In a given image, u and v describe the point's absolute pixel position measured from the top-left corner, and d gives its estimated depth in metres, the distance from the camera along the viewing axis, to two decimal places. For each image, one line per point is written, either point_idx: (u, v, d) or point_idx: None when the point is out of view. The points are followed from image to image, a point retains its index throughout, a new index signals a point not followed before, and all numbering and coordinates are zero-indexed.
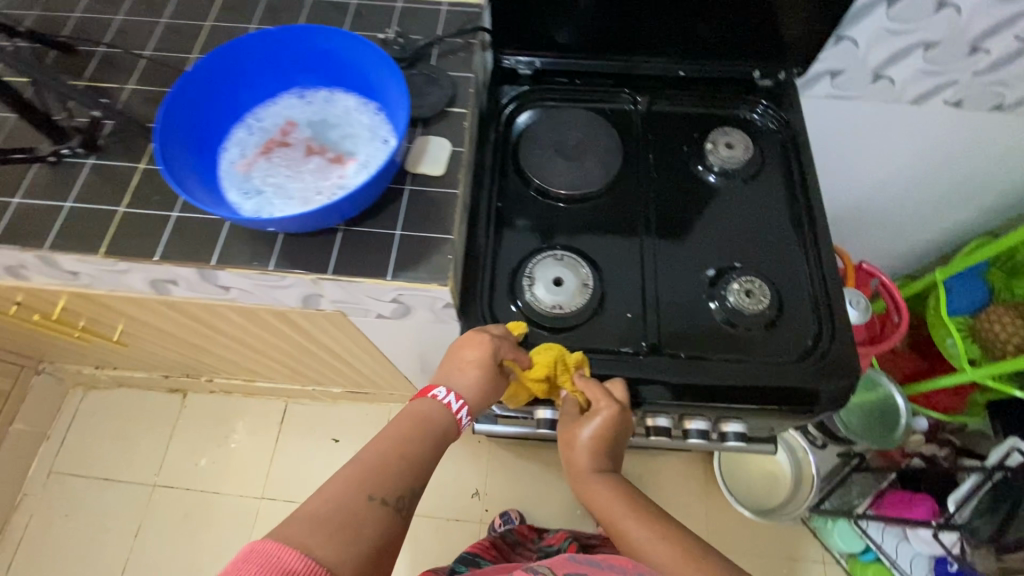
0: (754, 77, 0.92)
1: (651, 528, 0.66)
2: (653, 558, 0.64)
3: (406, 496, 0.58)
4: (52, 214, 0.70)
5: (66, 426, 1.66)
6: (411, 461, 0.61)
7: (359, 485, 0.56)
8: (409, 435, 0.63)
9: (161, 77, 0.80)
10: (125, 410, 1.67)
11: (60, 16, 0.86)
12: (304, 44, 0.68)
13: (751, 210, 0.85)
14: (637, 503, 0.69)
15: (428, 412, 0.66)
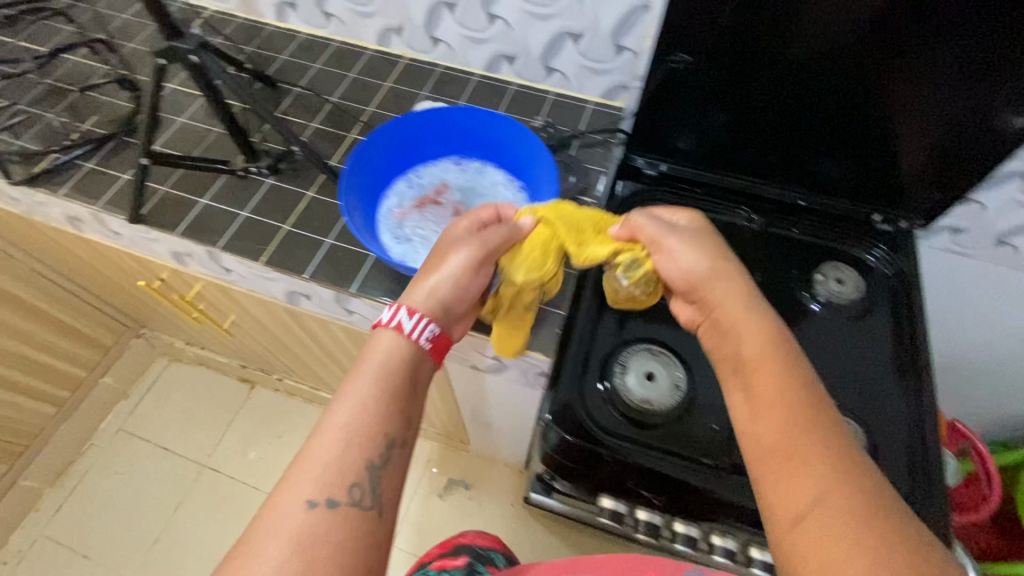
0: (873, 219, 0.94)
1: (801, 406, 0.49)
2: (797, 450, 0.47)
3: (361, 487, 0.50)
4: (229, 219, 0.81)
5: (144, 389, 1.79)
6: (359, 438, 0.52)
7: (296, 493, 0.49)
8: (352, 409, 0.53)
9: (340, 122, 0.93)
10: (197, 388, 1.79)
11: (269, 56, 1.02)
12: (477, 124, 0.78)
13: (854, 348, 0.86)
14: (803, 376, 0.52)
15: (380, 360, 0.57)
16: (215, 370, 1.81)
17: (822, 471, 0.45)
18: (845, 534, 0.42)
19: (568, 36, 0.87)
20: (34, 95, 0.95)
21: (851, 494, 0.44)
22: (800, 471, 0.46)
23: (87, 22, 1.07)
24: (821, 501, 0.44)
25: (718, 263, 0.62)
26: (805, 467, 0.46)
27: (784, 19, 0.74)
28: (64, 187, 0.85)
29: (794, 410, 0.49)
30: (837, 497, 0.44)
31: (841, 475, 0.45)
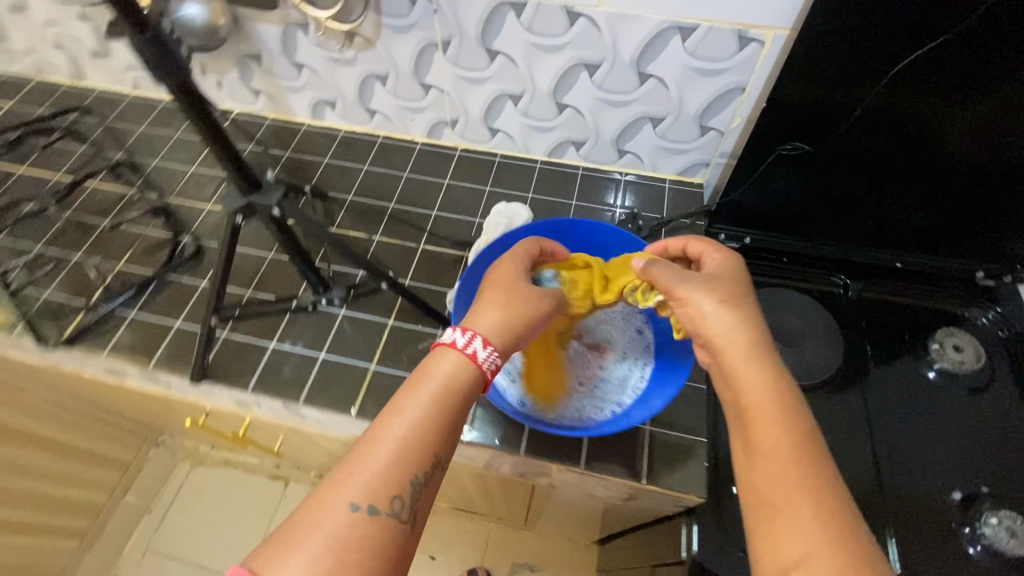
0: (976, 276, 0.89)
1: (807, 461, 0.45)
2: (796, 510, 0.43)
3: (401, 500, 0.44)
4: (308, 365, 0.72)
5: (169, 501, 1.50)
6: (405, 449, 0.45)
7: (340, 491, 0.43)
8: (399, 418, 0.47)
9: (404, 232, 0.85)
10: (225, 494, 1.50)
11: (310, 160, 0.94)
12: (611, 247, 0.75)
13: (987, 422, 0.81)
14: (801, 423, 0.47)
15: (439, 381, 0.49)
16: (247, 469, 1.53)
17: (823, 530, 0.41)
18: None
19: (647, 120, 0.81)
20: (57, 235, 0.86)
21: (839, 546, 0.40)
22: (791, 531, 0.42)
23: (99, 138, 0.97)
24: (808, 558, 0.40)
25: (737, 296, 0.54)
26: (800, 526, 0.42)
27: (923, 110, 0.68)
28: (109, 344, 0.76)
29: (808, 462, 0.45)
30: (825, 556, 0.40)
31: (830, 531, 0.41)
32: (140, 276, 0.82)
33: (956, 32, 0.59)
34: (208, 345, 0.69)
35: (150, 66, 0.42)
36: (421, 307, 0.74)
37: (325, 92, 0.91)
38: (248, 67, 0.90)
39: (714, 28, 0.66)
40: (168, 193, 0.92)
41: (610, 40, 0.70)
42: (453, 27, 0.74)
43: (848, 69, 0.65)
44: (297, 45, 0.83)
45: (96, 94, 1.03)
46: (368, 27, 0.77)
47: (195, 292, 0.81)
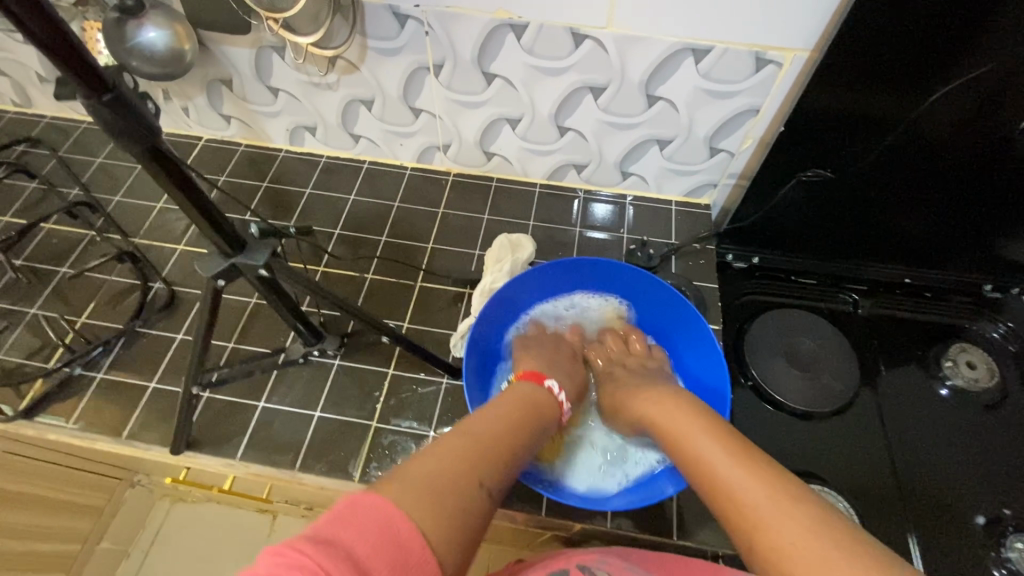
0: (984, 289, 0.88)
1: (739, 456, 0.45)
2: (750, 501, 0.42)
3: (491, 489, 0.42)
4: (302, 425, 0.66)
5: (149, 547, 1.15)
6: (497, 450, 0.45)
7: (440, 463, 0.40)
8: (485, 424, 0.47)
9: (398, 269, 0.79)
10: (208, 543, 1.15)
11: (290, 191, 0.87)
12: (629, 285, 0.70)
13: (1004, 442, 0.80)
14: (724, 430, 0.48)
15: (521, 411, 0.52)
16: (225, 504, 1.18)
17: (779, 510, 0.40)
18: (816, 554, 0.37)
19: (654, 142, 0.77)
20: (6, 287, 0.77)
21: (795, 513, 0.40)
22: (765, 521, 0.40)
23: (51, 172, 0.89)
24: (782, 547, 0.39)
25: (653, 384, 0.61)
26: (761, 519, 0.40)
27: (945, 138, 0.68)
28: (76, 410, 0.69)
29: (744, 459, 0.45)
30: (796, 532, 0.39)
31: (791, 504, 0.40)
32: (107, 330, 0.74)
33: (985, 64, 0.59)
34: (190, 411, 0.62)
35: (113, 132, 0.36)
36: (423, 358, 0.66)
37: (304, 117, 0.84)
38: (217, 92, 0.82)
39: (729, 48, 0.63)
40: (132, 233, 0.84)
41: (619, 63, 0.67)
42: (447, 50, 0.69)
43: (878, 95, 0.64)
44: (272, 69, 0.76)
45: (48, 121, 0.95)
46: (352, 51, 0.71)
47: (170, 345, 0.74)
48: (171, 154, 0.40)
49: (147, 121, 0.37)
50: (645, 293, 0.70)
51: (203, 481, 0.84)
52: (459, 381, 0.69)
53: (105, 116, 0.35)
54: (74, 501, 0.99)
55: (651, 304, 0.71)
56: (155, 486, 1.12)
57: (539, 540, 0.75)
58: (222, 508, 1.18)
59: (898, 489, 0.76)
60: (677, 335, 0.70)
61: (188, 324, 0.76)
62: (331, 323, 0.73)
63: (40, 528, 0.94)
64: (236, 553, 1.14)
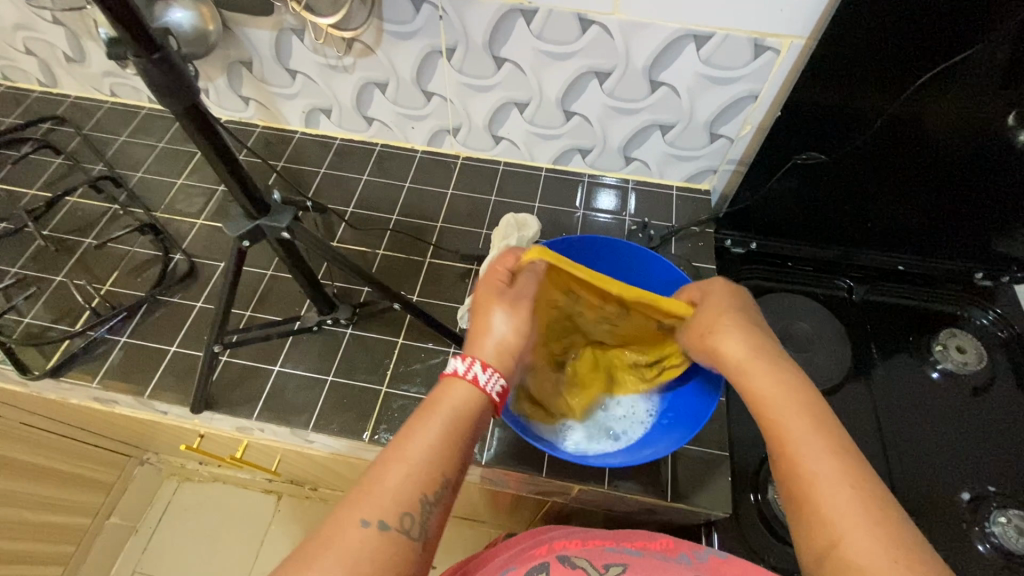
0: (975, 277, 0.91)
1: (824, 439, 0.43)
2: (824, 489, 0.41)
3: (412, 518, 0.41)
4: (315, 389, 0.69)
5: (158, 522, 1.18)
6: (419, 472, 0.42)
7: (348, 509, 0.40)
8: (403, 442, 0.44)
9: (408, 246, 0.82)
10: (216, 518, 1.18)
11: (304, 170, 0.90)
12: (631, 264, 0.73)
13: (991, 423, 0.83)
14: (810, 403, 0.46)
15: (453, 409, 0.46)
16: (232, 482, 1.21)
17: (851, 505, 0.40)
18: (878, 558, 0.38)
19: (657, 127, 0.80)
20: (33, 256, 0.80)
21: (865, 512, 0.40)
22: (829, 507, 0.41)
23: (75, 149, 0.92)
24: (842, 540, 0.39)
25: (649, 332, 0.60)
26: (826, 506, 0.41)
27: (936, 126, 0.71)
28: (99, 371, 0.72)
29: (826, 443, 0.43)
30: (860, 528, 0.39)
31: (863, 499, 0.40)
32: (128, 297, 0.78)
33: (974, 51, 0.62)
34: (210, 371, 0.65)
35: (158, 89, 0.39)
36: (431, 326, 0.69)
37: (320, 100, 0.87)
38: (237, 73, 0.86)
39: (730, 35, 0.66)
40: (153, 208, 0.87)
41: (624, 47, 0.70)
42: (460, 34, 0.72)
43: (871, 83, 0.67)
44: (291, 51, 0.79)
45: (72, 101, 0.99)
46: (370, 33, 0.74)
47: (189, 313, 0.77)
48: (207, 114, 0.43)
49: (188, 81, 0.40)
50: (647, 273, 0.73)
51: (215, 450, 0.87)
52: (466, 350, 0.72)
53: (152, 74, 0.38)
54: (89, 470, 1.02)
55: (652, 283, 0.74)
56: (165, 462, 1.15)
57: (539, 508, 0.77)
58: (230, 485, 1.21)
59: (886, 467, 0.79)
60: None
61: (206, 294, 0.79)
62: (343, 295, 0.76)
63: (57, 494, 0.97)
64: (241, 529, 1.17)
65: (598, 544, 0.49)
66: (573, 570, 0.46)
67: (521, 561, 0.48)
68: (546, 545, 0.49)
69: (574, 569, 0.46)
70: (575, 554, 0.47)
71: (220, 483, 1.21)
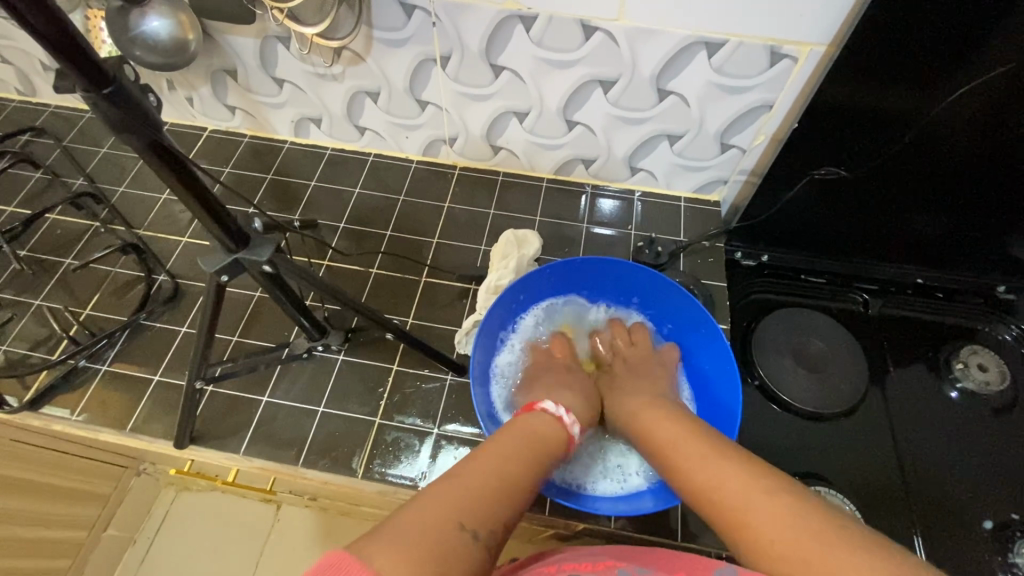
0: (997, 290, 0.86)
1: (724, 457, 0.45)
2: (742, 505, 0.41)
3: (495, 537, 0.39)
4: (305, 420, 0.66)
5: (152, 538, 1.14)
6: (507, 490, 0.42)
7: (447, 506, 0.38)
8: (500, 454, 0.45)
9: (402, 264, 0.79)
10: (213, 534, 1.15)
11: (294, 183, 0.86)
12: (641, 288, 0.69)
13: (1014, 445, 0.79)
14: (718, 444, 0.47)
15: (522, 442, 0.48)
16: (228, 498, 1.18)
17: (766, 506, 0.40)
18: (806, 539, 0.37)
19: (664, 137, 0.76)
20: (13, 277, 0.77)
21: (799, 523, 0.38)
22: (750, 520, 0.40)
23: (56, 162, 0.88)
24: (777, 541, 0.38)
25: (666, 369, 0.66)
26: (753, 523, 0.40)
27: (964, 136, 0.66)
28: (81, 401, 0.69)
29: (734, 461, 0.45)
30: (777, 519, 0.39)
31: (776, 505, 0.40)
32: (111, 321, 0.74)
33: (1014, 56, 0.57)
34: (194, 405, 0.62)
35: (114, 125, 0.36)
36: (426, 355, 0.66)
37: (309, 109, 0.83)
38: (221, 83, 0.81)
39: (743, 42, 0.62)
40: (136, 224, 0.84)
41: (630, 56, 0.65)
42: (455, 41, 0.68)
43: (897, 91, 0.62)
44: (277, 59, 0.75)
45: (52, 110, 0.94)
46: (359, 41, 0.70)
47: (174, 338, 0.73)
48: (174, 148, 0.39)
49: (149, 115, 0.37)
50: (656, 297, 0.69)
51: (206, 474, 0.84)
52: (464, 377, 0.68)
53: (107, 110, 0.35)
54: (80, 491, 0.99)
55: (663, 310, 0.70)
56: (161, 476, 1.12)
57: (541, 540, 0.74)
58: (225, 502, 1.18)
59: (905, 494, 0.76)
60: (687, 342, 0.69)
61: (192, 317, 0.75)
62: (335, 318, 0.73)
63: (49, 519, 0.94)
64: (240, 543, 1.14)
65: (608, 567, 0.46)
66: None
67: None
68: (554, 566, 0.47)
69: None
70: None
71: (218, 495, 1.18)
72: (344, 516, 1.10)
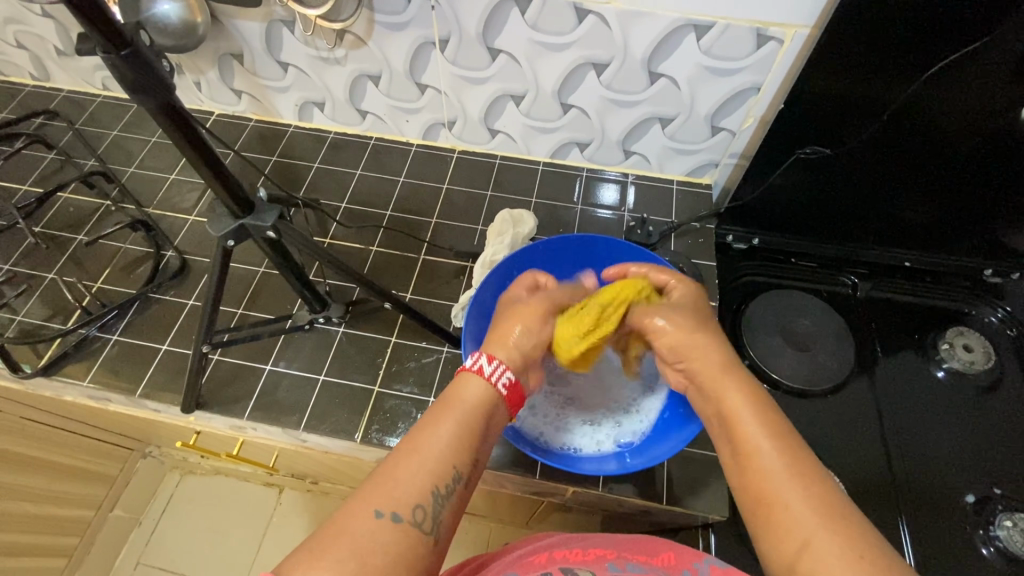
0: (984, 274, 0.88)
1: (781, 441, 0.45)
2: (786, 500, 0.42)
3: (424, 510, 0.41)
4: (307, 388, 0.69)
5: (159, 515, 1.18)
6: (434, 462, 0.43)
7: (360, 501, 0.40)
8: (444, 431, 0.45)
9: (402, 242, 0.81)
10: (218, 512, 1.18)
11: (298, 165, 0.89)
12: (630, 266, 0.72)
13: (997, 421, 0.81)
14: (782, 426, 0.46)
15: (470, 413, 0.47)
16: (232, 477, 1.21)
17: (814, 510, 0.40)
18: (840, 558, 0.38)
19: (656, 120, 0.78)
20: (27, 253, 0.80)
21: (844, 539, 0.39)
22: (787, 514, 0.41)
23: (68, 144, 0.91)
24: (811, 541, 0.39)
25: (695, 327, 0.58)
26: (792, 515, 0.41)
27: (947, 116, 0.68)
28: (91, 370, 0.71)
29: (788, 446, 0.44)
30: (816, 522, 0.40)
31: (820, 505, 0.41)
32: (120, 294, 0.77)
33: (989, 35, 0.59)
34: (200, 371, 0.64)
35: (130, 87, 0.38)
36: (423, 326, 0.68)
37: (312, 93, 0.85)
38: (228, 67, 0.84)
39: (731, 24, 0.64)
40: (146, 203, 0.87)
41: (622, 38, 0.67)
42: (452, 24, 0.70)
43: (878, 73, 0.64)
44: (282, 43, 0.77)
45: (64, 95, 0.98)
46: (360, 25, 0.72)
47: (181, 310, 0.76)
48: (184, 112, 0.42)
49: (161, 78, 0.39)
50: None
51: (212, 447, 0.87)
52: (459, 349, 0.71)
53: (123, 71, 0.37)
54: (89, 468, 1.01)
55: None
56: (167, 457, 1.15)
57: (534, 509, 0.77)
58: (230, 482, 1.21)
59: (889, 468, 0.78)
60: None
61: (198, 291, 0.78)
62: (336, 293, 0.76)
63: (59, 491, 0.97)
64: (245, 521, 1.17)
65: (600, 557, 0.46)
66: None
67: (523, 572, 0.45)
68: (544, 554, 0.47)
69: None
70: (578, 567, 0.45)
71: (221, 478, 1.21)
72: (346, 494, 1.13)
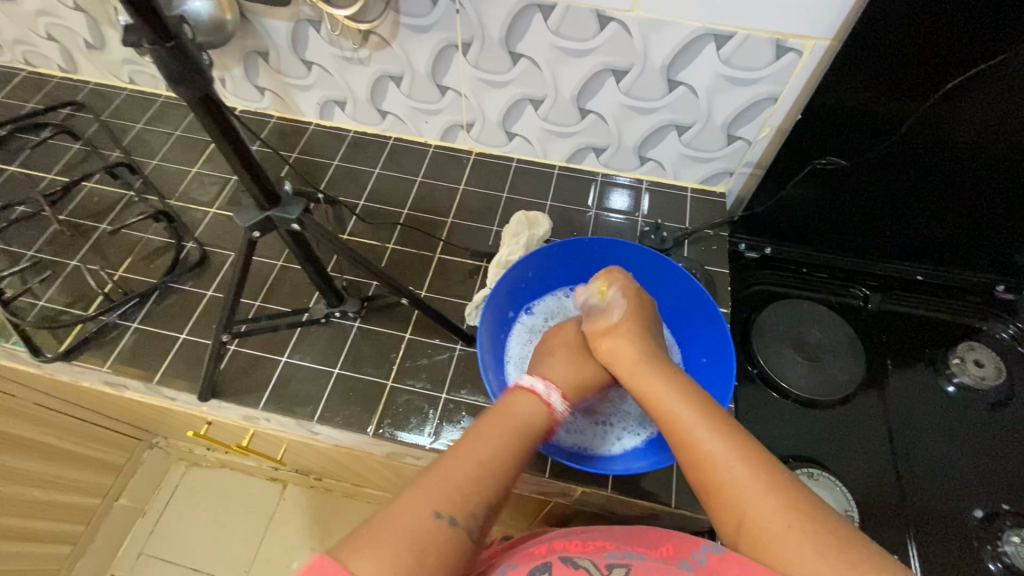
0: (996, 289, 0.88)
1: (709, 422, 0.47)
2: (716, 472, 0.44)
3: (478, 517, 0.42)
4: (322, 380, 0.69)
5: (164, 504, 1.19)
6: (492, 471, 0.44)
7: (419, 499, 0.40)
8: (500, 441, 0.46)
9: (418, 240, 0.82)
10: (223, 504, 1.18)
11: (318, 162, 0.90)
12: (643, 268, 0.72)
13: (1007, 438, 0.81)
14: (707, 406, 0.49)
15: (525, 428, 0.49)
16: (238, 470, 1.21)
17: (745, 483, 0.43)
18: (775, 526, 0.40)
19: (673, 128, 0.79)
20: (51, 240, 0.81)
21: (775, 503, 0.41)
22: (722, 495, 0.43)
23: (94, 135, 0.93)
24: (746, 518, 0.41)
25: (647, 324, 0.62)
26: (724, 490, 0.43)
27: (964, 131, 0.69)
28: (109, 356, 0.73)
29: (715, 425, 0.47)
30: (747, 494, 0.42)
31: (752, 479, 0.43)
32: (141, 284, 0.78)
33: (1006, 53, 0.60)
34: (219, 360, 0.65)
35: (172, 77, 0.40)
36: (438, 322, 0.69)
37: (334, 92, 0.87)
38: (253, 64, 0.86)
39: (750, 35, 0.65)
40: (168, 195, 0.88)
41: (642, 45, 0.68)
42: (476, 28, 0.72)
43: (895, 88, 0.65)
44: (308, 42, 0.79)
45: (91, 87, 1.00)
46: (386, 26, 0.74)
47: (199, 301, 0.77)
48: (219, 104, 0.43)
49: (200, 71, 0.41)
50: (657, 278, 0.72)
51: (223, 438, 0.87)
52: (473, 347, 0.72)
53: (167, 62, 0.39)
54: (98, 455, 1.02)
55: (663, 289, 0.72)
56: (174, 447, 1.16)
57: (541, 509, 0.77)
58: (235, 475, 1.21)
59: (896, 480, 0.78)
60: (686, 320, 0.72)
61: (217, 283, 0.79)
62: (352, 288, 0.77)
63: (69, 477, 0.98)
64: (249, 514, 1.17)
65: (598, 547, 0.47)
66: (574, 569, 0.44)
67: (524, 560, 0.47)
68: (545, 545, 0.48)
69: (577, 569, 0.44)
70: (578, 556, 0.46)
71: (227, 470, 1.22)
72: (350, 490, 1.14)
